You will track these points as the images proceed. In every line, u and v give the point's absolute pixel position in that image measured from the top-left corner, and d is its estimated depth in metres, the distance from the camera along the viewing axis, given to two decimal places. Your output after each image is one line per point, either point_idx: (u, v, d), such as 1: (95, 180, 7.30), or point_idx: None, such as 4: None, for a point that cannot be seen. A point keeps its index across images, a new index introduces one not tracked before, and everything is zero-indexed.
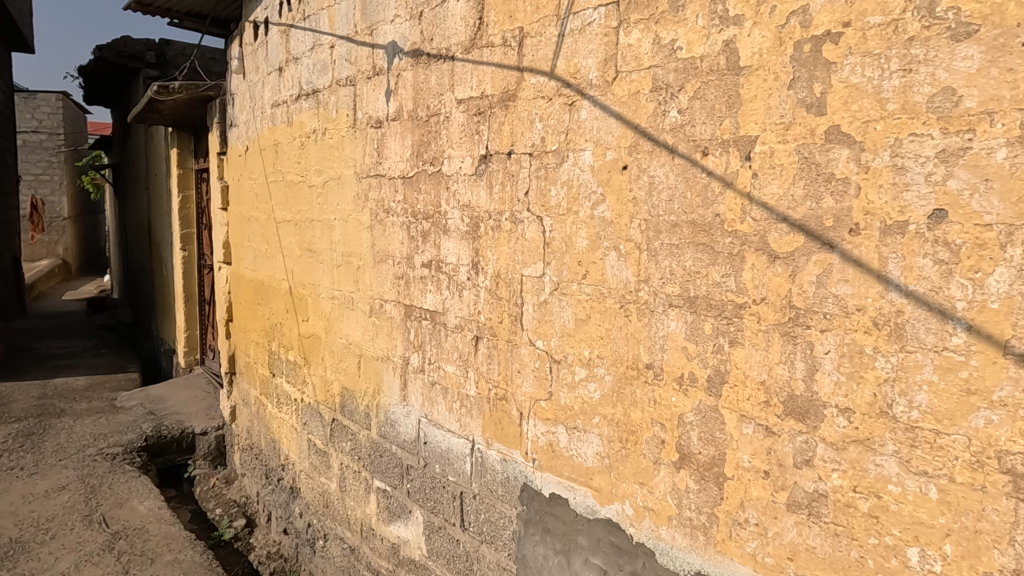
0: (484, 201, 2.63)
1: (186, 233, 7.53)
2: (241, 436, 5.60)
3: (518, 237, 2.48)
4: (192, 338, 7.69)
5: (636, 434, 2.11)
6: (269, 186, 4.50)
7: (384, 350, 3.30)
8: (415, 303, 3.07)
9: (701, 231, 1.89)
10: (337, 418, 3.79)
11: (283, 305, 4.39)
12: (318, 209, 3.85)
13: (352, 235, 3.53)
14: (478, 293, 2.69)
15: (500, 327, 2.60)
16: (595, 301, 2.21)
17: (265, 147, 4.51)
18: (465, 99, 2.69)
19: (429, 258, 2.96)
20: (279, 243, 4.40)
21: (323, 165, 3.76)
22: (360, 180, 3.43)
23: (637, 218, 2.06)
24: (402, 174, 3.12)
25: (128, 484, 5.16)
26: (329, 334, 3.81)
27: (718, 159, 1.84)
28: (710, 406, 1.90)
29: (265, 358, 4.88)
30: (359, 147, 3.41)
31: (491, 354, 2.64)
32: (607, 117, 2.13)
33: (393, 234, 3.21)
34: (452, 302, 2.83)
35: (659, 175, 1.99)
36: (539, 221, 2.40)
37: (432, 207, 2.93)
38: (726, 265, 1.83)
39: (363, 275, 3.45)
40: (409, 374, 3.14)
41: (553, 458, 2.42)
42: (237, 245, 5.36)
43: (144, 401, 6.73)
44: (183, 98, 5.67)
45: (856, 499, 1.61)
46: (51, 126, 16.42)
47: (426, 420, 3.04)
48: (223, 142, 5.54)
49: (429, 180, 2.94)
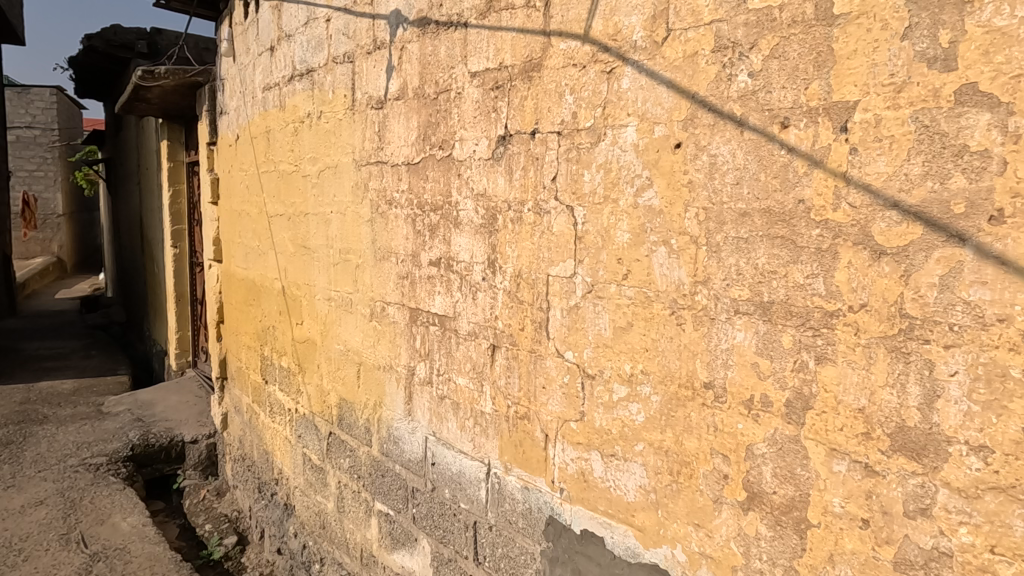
0: (503, 189, 2.27)
1: (178, 230, 7.15)
2: (233, 446, 5.25)
3: (543, 230, 2.13)
4: (184, 339, 7.33)
5: (691, 466, 1.76)
6: (260, 177, 4.15)
7: (387, 359, 2.95)
8: (421, 306, 2.71)
9: (779, 222, 1.54)
10: (334, 432, 3.44)
11: (276, 307, 4.04)
12: (313, 202, 3.49)
13: (351, 230, 3.17)
14: (495, 295, 2.34)
15: (522, 335, 2.24)
16: (638, 306, 1.85)
17: (256, 135, 4.16)
18: (480, 71, 2.34)
19: (437, 256, 2.61)
20: (271, 240, 4.05)
21: (318, 153, 3.40)
22: (360, 168, 3.07)
23: (694, 206, 1.71)
24: (406, 161, 2.76)
25: (110, 499, 4.82)
26: (326, 339, 3.45)
27: (804, 131, 1.48)
28: (789, 437, 1.55)
29: (257, 364, 4.53)
30: (358, 131, 3.05)
31: (511, 366, 2.29)
32: (655, 86, 1.78)
33: (396, 228, 2.85)
34: (465, 306, 2.48)
35: (724, 153, 1.63)
36: (569, 212, 2.04)
37: (442, 197, 2.57)
38: (812, 264, 1.49)
39: (363, 275, 3.09)
40: (415, 387, 2.79)
41: (586, 490, 2.06)
42: (228, 242, 4.99)
43: (132, 407, 6.37)
44: (170, 85, 5.31)
45: (993, 563, 1.26)
46: (45, 121, 16.16)
47: (434, 439, 2.69)
48: (212, 131, 5.17)
49: (437, 166, 2.58)
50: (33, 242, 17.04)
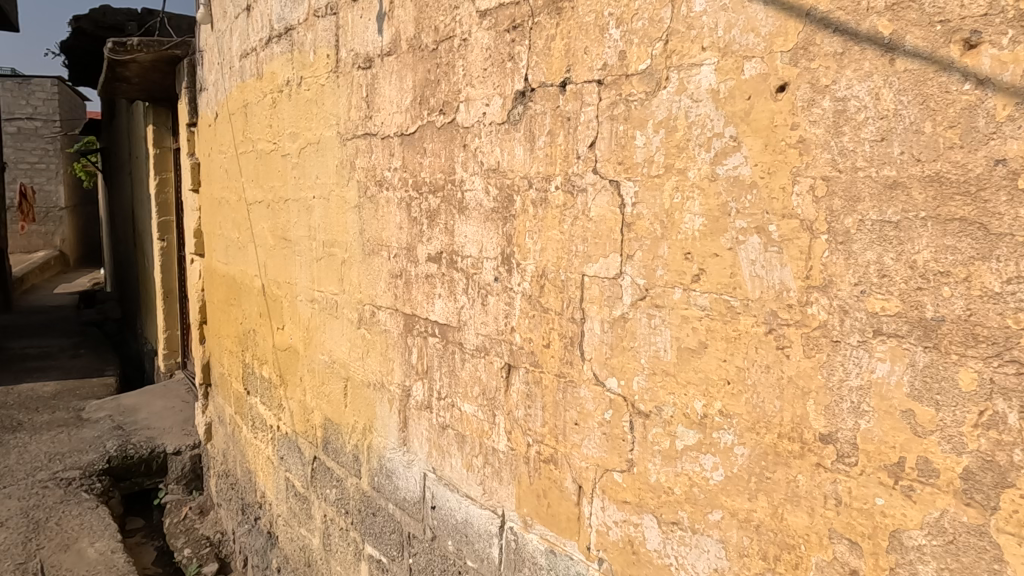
0: (522, 161, 1.73)
1: (165, 221, 6.62)
2: (216, 460, 4.75)
3: (577, 215, 1.59)
4: (173, 339, 6.82)
5: (798, 552, 1.23)
6: (238, 160, 3.62)
7: (378, 376, 2.42)
8: (417, 312, 2.18)
9: (957, 196, 1.00)
10: (319, 457, 2.92)
11: (256, 308, 3.52)
12: (293, 186, 2.96)
13: (335, 219, 2.64)
14: (511, 301, 1.80)
15: (546, 353, 1.71)
16: (717, 322, 1.32)
17: (233, 111, 3.63)
18: (492, 9, 1.80)
19: (437, 249, 2.07)
20: (250, 231, 3.53)
21: (298, 127, 2.86)
22: (345, 144, 2.53)
23: (807, 176, 1.17)
24: (399, 131, 2.22)
25: (79, 520, 4.34)
26: (308, 349, 2.93)
27: (1009, 50, 0.93)
28: (970, 528, 1.01)
29: (238, 371, 4.02)
30: (343, 98, 2.51)
31: (532, 394, 1.76)
32: (747, 2, 1.23)
33: (388, 215, 2.31)
34: (472, 313, 1.94)
35: (859, 94, 1.09)
36: (613, 189, 1.50)
37: (443, 175, 2.03)
38: (1020, 262, 0.94)
39: (350, 272, 2.56)
40: (411, 411, 2.26)
41: (634, 565, 1.53)
42: (209, 234, 4.47)
43: (114, 413, 5.88)
44: (146, 59, 4.78)
45: None
46: (46, 112, 15.77)
47: (433, 477, 2.16)
48: (192, 111, 4.65)
49: (436, 136, 2.04)
50: (33, 235, 16.55)
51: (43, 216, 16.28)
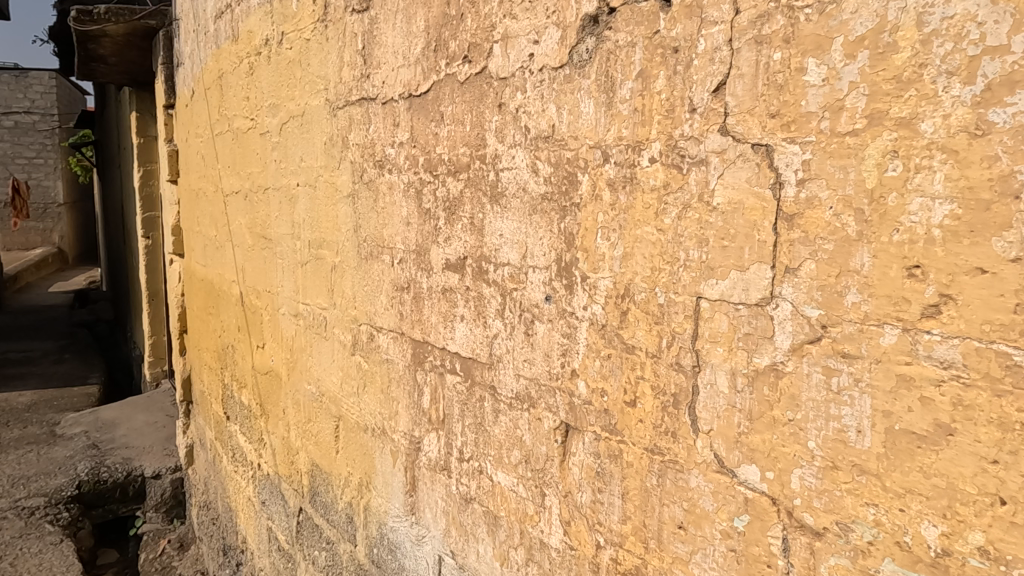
0: (592, 122, 1.15)
1: (149, 218, 6.04)
2: (197, 489, 4.18)
3: (689, 204, 1.00)
4: (159, 346, 6.23)
5: None
6: (215, 142, 3.04)
7: (379, 419, 1.84)
8: (430, 339, 1.60)
9: None
10: (305, 510, 2.34)
11: (234, 321, 2.95)
12: (273, 171, 2.38)
13: (323, 212, 2.05)
14: (571, 332, 1.21)
15: (630, 416, 1.12)
16: (985, 393, 0.73)
17: (208, 85, 3.04)
18: None
19: (460, 254, 1.49)
20: (227, 230, 2.95)
21: (278, 96, 2.28)
22: (335, 114, 1.95)
23: None
24: (406, 92, 1.64)
25: (37, 559, 3.79)
26: (292, 376, 2.35)
27: None
28: None
29: (217, 392, 3.45)
30: (333, 54, 1.93)
31: (606, 473, 1.17)
32: None
33: (391, 208, 1.73)
34: (510, 346, 1.36)
35: None
36: (761, 159, 0.91)
37: (468, 150, 1.45)
38: None
39: (341, 282, 1.98)
40: (421, 472, 1.68)
41: None
42: (187, 231, 3.88)
43: (90, 427, 5.32)
44: (119, 31, 4.20)
45: None
46: (44, 106, 15.16)
47: (453, 564, 1.58)
48: (170, 91, 4.07)
49: (458, 94, 1.46)
50: (31, 231, 15.97)
51: (42, 212, 15.71)
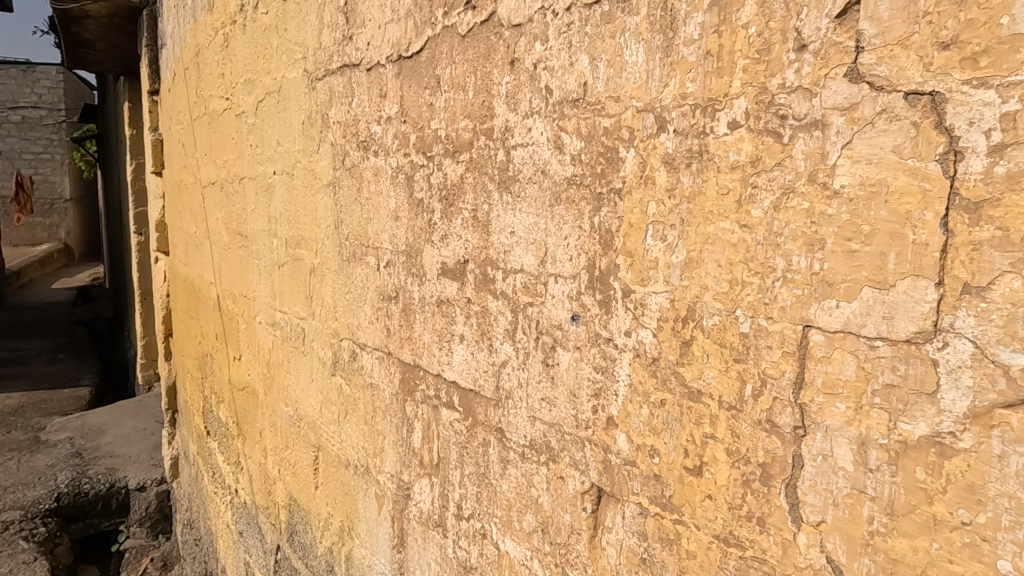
0: (641, 75, 0.82)
1: (140, 213, 5.74)
2: (182, 506, 3.87)
3: (795, 185, 0.67)
4: (151, 347, 5.94)
5: None
6: (193, 128, 2.73)
7: (362, 455, 1.52)
8: (422, 363, 1.28)
9: None
10: (284, 549, 2.02)
11: (213, 328, 2.64)
12: (249, 158, 2.07)
13: (302, 205, 1.74)
14: (607, 365, 0.89)
15: (693, 489, 0.79)
16: None
17: (186, 64, 2.73)
18: None
19: (458, 256, 1.17)
20: (205, 225, 2.64)
21: (253, 70, 1.97)
22: (314, 87, 1.63)
23: None
24: (394, 55, 1.31)
25: None
26: (269, 394, 2.04)
27: None
28: None
29: (199, 404, 3.13)
30: (312, 14, 1.61)
31: (654, 561, 0.85)
32: None
33: (376, 199, 1.40)
34: (523, 378, 1.03)
35: None
36: (925, 111, 0.58)
37: (469, 123, 1.12)
38: None
39: (321, 288, 1.66)
40: (411, 524, 1.36)
41: None
42: (170, 227, 3.58)
43: (75, 433, 5.03)
44: (102, 10, 3.89)
45: None
46: (52, 101, 14.80)
47: None
48: (154, 75, 3.76)
49: (459, 51, 1.14)
50: (36, 227, 15.72)
51: (47, 207, 15.45)
